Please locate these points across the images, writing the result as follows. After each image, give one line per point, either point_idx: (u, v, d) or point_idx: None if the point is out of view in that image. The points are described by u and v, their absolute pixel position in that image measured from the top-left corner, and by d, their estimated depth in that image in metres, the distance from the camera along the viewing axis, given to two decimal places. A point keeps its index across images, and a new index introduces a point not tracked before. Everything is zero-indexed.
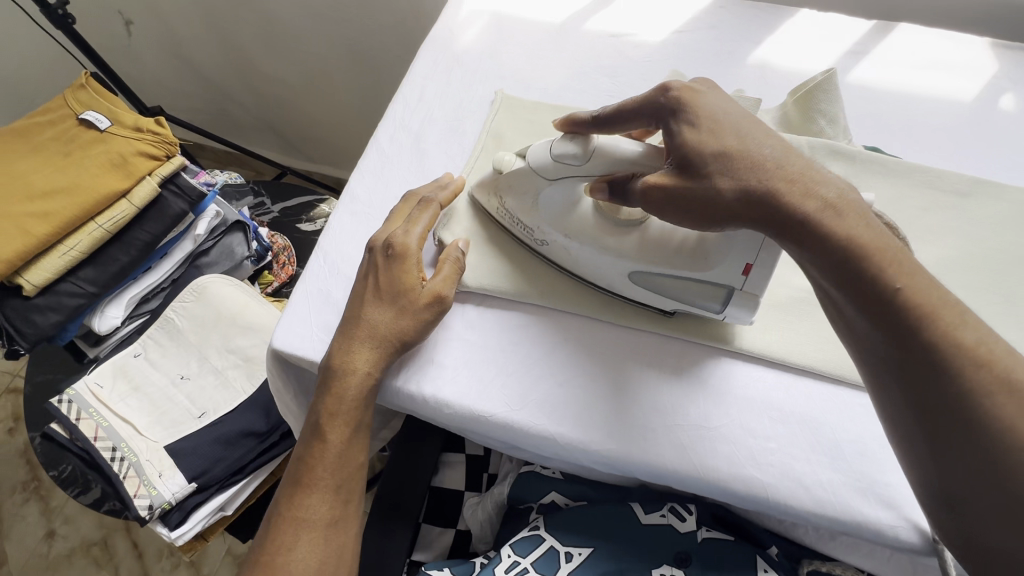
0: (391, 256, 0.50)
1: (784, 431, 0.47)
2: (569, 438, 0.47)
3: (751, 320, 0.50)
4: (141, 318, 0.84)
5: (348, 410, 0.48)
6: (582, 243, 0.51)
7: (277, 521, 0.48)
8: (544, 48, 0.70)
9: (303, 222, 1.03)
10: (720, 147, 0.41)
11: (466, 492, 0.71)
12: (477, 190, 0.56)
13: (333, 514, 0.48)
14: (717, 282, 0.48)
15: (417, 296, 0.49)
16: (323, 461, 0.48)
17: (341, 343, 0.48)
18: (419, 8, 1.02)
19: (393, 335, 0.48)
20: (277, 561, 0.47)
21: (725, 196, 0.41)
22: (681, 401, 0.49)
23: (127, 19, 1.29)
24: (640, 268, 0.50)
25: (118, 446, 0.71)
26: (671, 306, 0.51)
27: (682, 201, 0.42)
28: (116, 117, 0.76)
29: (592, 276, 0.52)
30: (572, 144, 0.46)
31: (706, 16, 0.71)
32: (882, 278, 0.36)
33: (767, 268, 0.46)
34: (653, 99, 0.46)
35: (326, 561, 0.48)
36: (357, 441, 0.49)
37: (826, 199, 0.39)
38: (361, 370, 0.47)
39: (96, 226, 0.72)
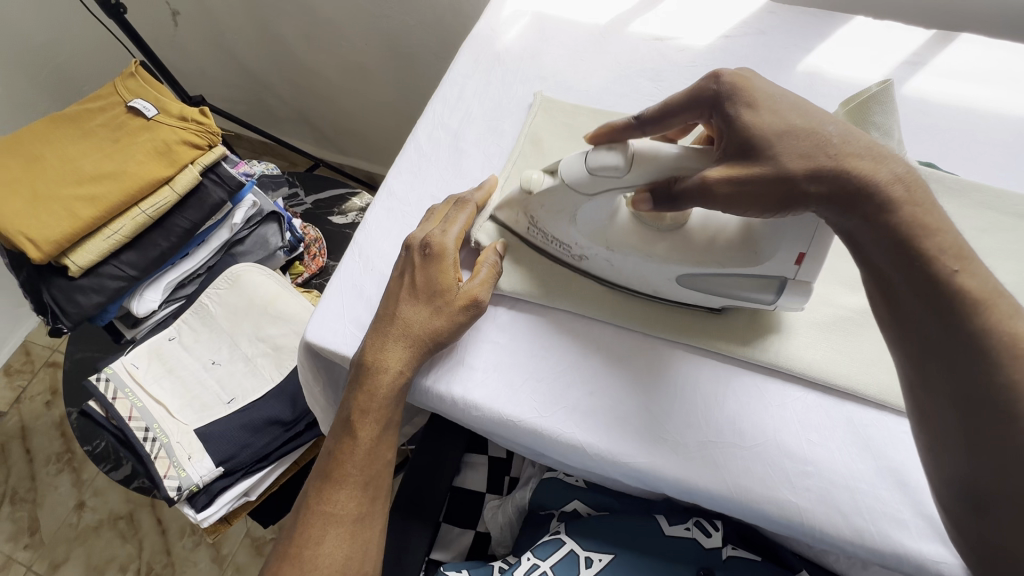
0: (428, 255, 0.49)
1: (823, 454, 0.46)
2: (598, 448, 0.47)
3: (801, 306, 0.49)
4: (177, 302, 0.86)
5: (378, 407, 0.48)
6: (626, 254, 0.49)
7: (307, 514, 0.49)
8: (586, 50, 0.69)
9: (335, 215, 1.04)
10: (784, 125, 0.40)
11: (488, 493, 0.71)
12: (500, 208, 0.54)
13: (360, 510, 0.49)
14: (771, 274, 0.46)
15: (453, 298, 0.49)
16: (353, 458, 0.49)
17: (375, 341, 0.48)
18: (459, 6, 1.02)
19: (425, 333, 0.48)
20: (305, 552, 0.48)
21: (795, 176, 0.39)
22: (714, 416, 0.48)
23: (174, 10, 1.32)
24: (691, 270, 0.48)
25: (150, 427, 0.73)
26: (719, 302, 0.50)
27: (751, 190, 0.40)
28: (162, 106, 0.78)
29: (635, 282, 0.51)
30: (611, 155, 0.44)
31: (755, 21, 0.69)
32: (945, 260, 0.35)
33: (820, 256, 0.45)
34: (704, 87, 0.44)
35: (352, 555, 0.48)
36: (385, 438, 0.50)
37: (896, 174, 0.38)
38: (394, 367, 0.47)
39: (140, 211, 0.74)
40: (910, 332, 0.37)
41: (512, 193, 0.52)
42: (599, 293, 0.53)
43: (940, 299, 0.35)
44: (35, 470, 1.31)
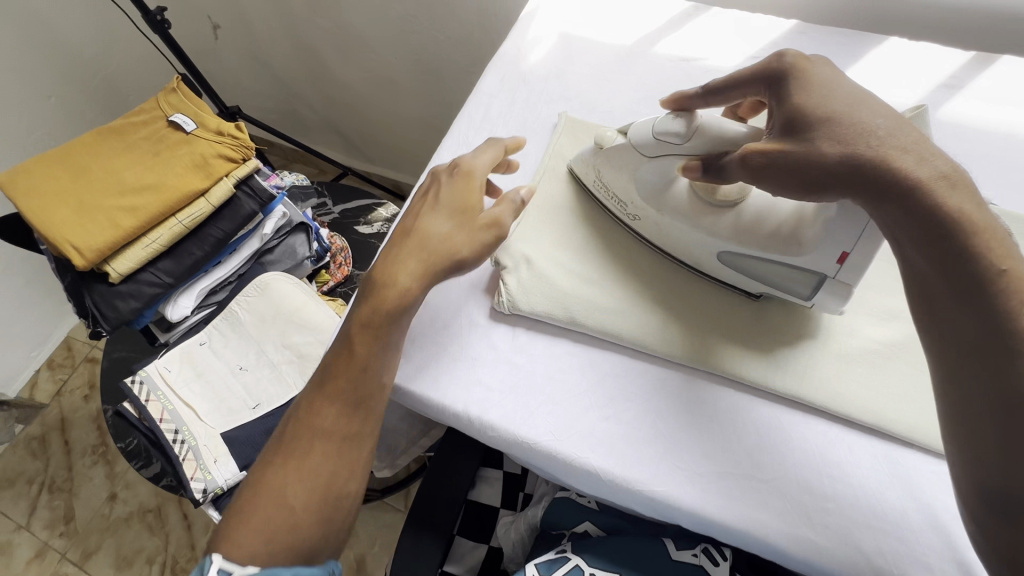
0: (454, 176, 0.52)
1: (844, 492, 0.45)
2: (612, 474, 0.46)
3: (840, 309, 0.49)
4: (208, 308, 0.89)
5: (381, 320, 0.48)
6: (674, 217, 0.52)
7: (295, 422, 0.49)
8: (612, 70, 0.69)
9: (361, 224, 1.07)
10: (829, 113, 0.41)
11: (501, 509, 0.71)
12: (576, 163, 0.59)
13: (346, 429, 0.48)
14: (810, 269, 0.47)
15: (474, 217, 0.50)
16: (348, 371, 0.48)
17: (388, 258, 0.49)
18: (487, 23, 1.04)
19: (438, 250, 0.48)
20: (286, 460, 0.47)
21: (828, 160, 0.40)
22: (731, 447, 0.47)
23: (215, 23, 1.37)
24: (731, 248, 0.50)
25: (180, 429, 0.76)
26: (757, 288, 0.52)
27: (786, 167, 0.41)
28: (200, 120, 0.81)
29: (679, 250, 0.54)
30: (675, 122, 0.48)
31: (785, 42, 0.68)
32: (990, 259, 0.35)
33: (864, 259, 0.45)
34: (768, 65, 0.47)
35: (327, 470, 0.47)
36: (383, 358, 0.48)
37: (940, 170, 0.37)
38: (402, 278, 0.48)
39: (176, 221, 0.77)
40: (942, 330, 0.36)
41: (587, 153, 0.57)
42: (615, 315, 0.52)
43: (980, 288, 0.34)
44: (72, 460, 1.37)
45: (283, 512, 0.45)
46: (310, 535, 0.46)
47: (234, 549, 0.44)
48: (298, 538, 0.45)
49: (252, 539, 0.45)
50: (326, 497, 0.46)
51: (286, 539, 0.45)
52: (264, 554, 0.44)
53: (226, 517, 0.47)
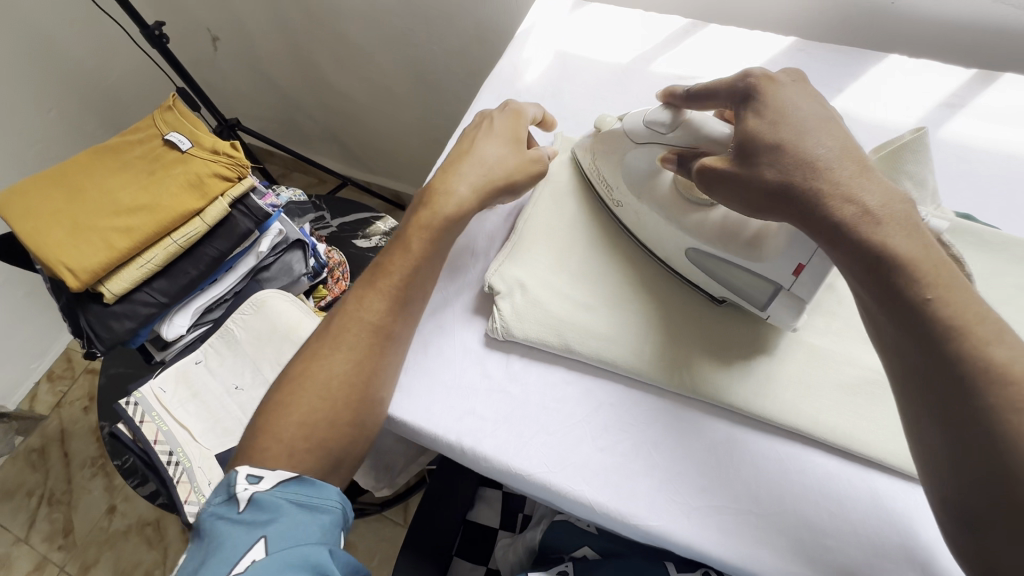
0: (505, 112, 0.58)
1: (844, 527, 0.44)
2: (607, 507, 0.46)
3: (795, 325, 0.49)
4: (204, 326, 0.88)
5: (434, 227, 0.53)
6: (653, 208, 0.53)
7: (343, 312, 0.52)
8: (609, 88, 0.69)
9: (359, 238, 1.07)
10: (775, 139, 0.41)
11: (500, 530, 0.70)
12: (578, 147, 0.60)
13: (390, 325, 0.51)
14: (766, 277, 0.47)
15: (523, 150, 0.56)
16: (398, 267, 0.52)
17: (438, 181, 0.55)
18: (485, 37, 1.03)
19: (487, 179, 0.55)
20: (334, 342, 0.50)
21: (767, 186, 0.41)
22: (728, 481, 0.46)
23: (214, 36, 1.37)
24: (699, 246, 0.50)
25: (174, 451, 0.75)
26: (721, 294, 0.51)
27: (732, 186, 0.43)
28: (195, 139, 0.81)
29: (654, 245, 0.54)
30: (664, 113, 0.50)
31: (783, 60, 0.68)
32: (914, 290, 0.35)
33: (820, 275, 0.45)
34: (732, 83, 0.46)
35: (364, 371, 0.49)
36: (430, 260, 0.53)
37: (867, 206, 0.37)
38: (451, 198, 0.54)
39: (171, 241, 0.77)
40: None
41: (586, 140, 0.58)
42: (620, 325, 0.52)
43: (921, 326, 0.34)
44: (72, 472, 1.37)
45: (321, 405, 0.48)
46: (345, 425, 0.48)
47: (274, 433, 0.47)
48: (332, 434, 0.48)
49: (291, 428, 0.47)
50: (360, 398, 0.48)
51: (321, 433, 0.47)
52: (298, 446, 0.46)
53: (263, 410, 0.49)
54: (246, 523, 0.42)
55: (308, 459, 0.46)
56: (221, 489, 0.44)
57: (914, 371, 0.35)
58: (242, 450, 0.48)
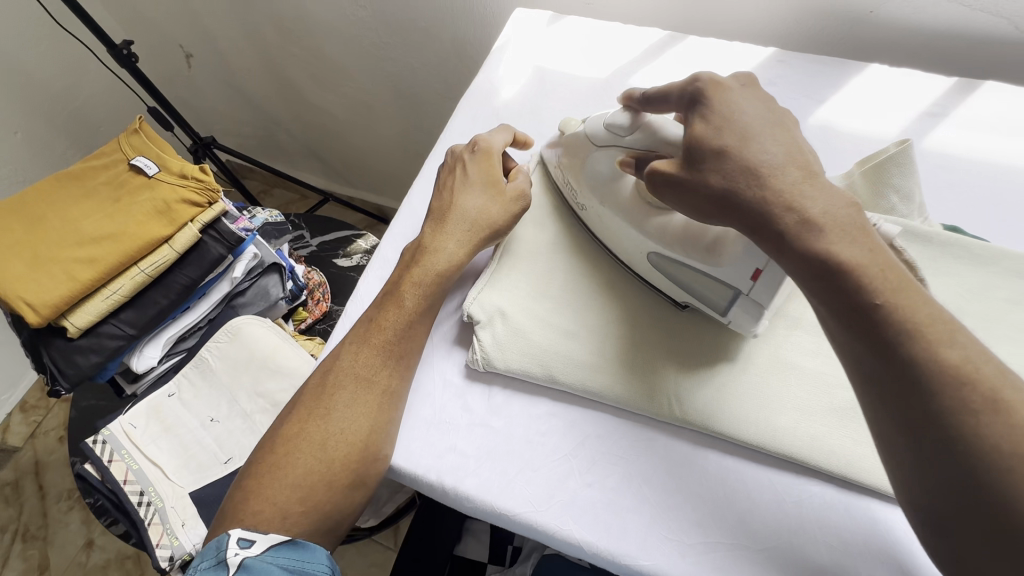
0: (476, 153, 0.56)
1: (843, 560, 0.42)
2: (598, 548, 0.43)
3: (756, 331, 0.47)
4: (177, 356, 0.85)
5: (430, 280, 0.51)
6: (614, 212, 0.52)
7: (335, 369, 0.48)
8: (588, 103, 0.67)
9: (339, 257, 1.04)
10: (719, 144, 0.39)
11: (489, 564, 0.67)
12: (546, 148, 0.60)
13: (389, 382, 0.48)
14: (723, 281, 0.46)
15: (505, 190, 0.54)
16: (394, 321, 0.49)
17: (433, 226, 0.53)
18: (464, 51, 1.02)
19: (480, 222, 0.53)
20: (327, 403, 0.47)
21: (711, 195, 0.39)
22: (722, 514, 0.44)
23: (187, 53, 1.34)
24: (660, 250, 0.49)
25: (145, 490, 0.72)
26: (685, 298, 0.50)
27: (681, 193, 0.42)
28: (163, 163, 0.78)
29: (620, 248, 0.53)
30: (623, 115, 0.50)
31: (764, 71, 0.66)
32: (865, 295, 0.33)
33: (776, 280, 0.44)
34: (685, 87, 0.45)
35: (364, 430, 0.46)
36: (427, 312, 0.51)
37: (811, 212, 0.36)
38: (444, 249, 0.52)
39: (138, 271, 0.73)
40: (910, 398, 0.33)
41: (553, 142, 0.58)
42: (619, 369, 0.49)
43: (869, 331, 0.33)
44: (47, 507, 1.31)
45: (317, 465, 0.45)
46: (344, 489, 0.45)
47: (265, 500, 0.44)
48: (329, 495, 0.45)
49: (285, 491, 0.44)
50: (360, 458, 0.45)
51: (317, 496, 0.44)
52: (293, 511, 0.44)
53: (253, 470, 0.46)
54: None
55: (304, 525, 0.44)
56: (210, 553, 0.42)
57: (869, 376, 0.33)
58: (230, 513, 0.45)
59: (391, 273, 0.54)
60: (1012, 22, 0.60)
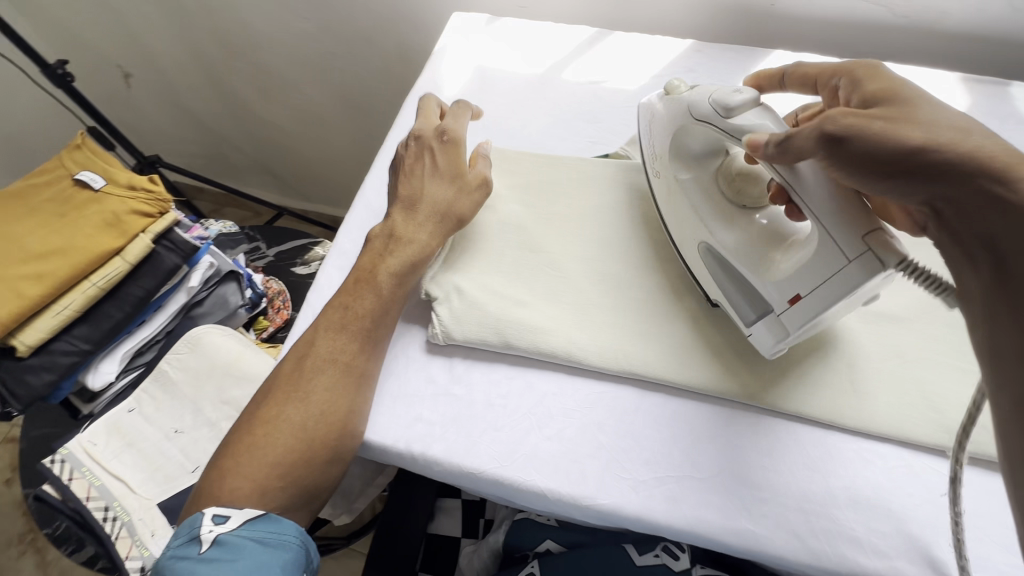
0: (444, 142, 0.58)
1: (778, 480, 0.47)
2: (561, 493, 0.47)
3: (770, 353, 0.49)
4: (136, 371, 0.84)
5: (404, 269, 0.53)
6: (690, 185, 0.55)
7: (311, 354, 0.50)
8: (526, 96, 0.72)
9: (298, 265, 1.05)
10: (938, 116, 0.39)
11: (463, 538, 0.70)
12: (646, 102, 0.60)
13: (365, 364, 0.50)
14: (763, 293, 0.48)
15: (468, 178, 0.57)
16: (368, 306, 0.52)
17: (404, 214, 0.55)
18: (408, 57, 1.06)
19: (442, 208, 0.56)
20: (306, 387, 0.48)
21: (928, 154, 0.37)
22: (669, 449, 0.49)
23: (125, 72, 1.32)
24: (715, 246, 0.51)
25: (111, 506, 0.71)
26: (717, 298, 0.52)
27: (869, 147, 0.39)
28: (110, 176, 0.78)
29: (676, 229, 0.56)
30: (741, 96, 0.49)
31: (683, 60, 0.73)
32: None
33: (809, 312, 0.44)
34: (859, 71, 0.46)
35: (341, 408, 0.48)
36: (399, 300, 0.53)
37: None
38: (416, 239, 0.54)
39: (90, 284, 0.72)
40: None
41: (655, 100, 0.58)
42: (573, 331, 0.53)
43: None
44: None
45: (296, 443, 0.46)
46: (321, 466, 0.47)
47: (241, 476, 0.45)
48: (308, 470, 0.46)
49: (264, 469, 0.45)
50: (337, 435, 0.47)
51: (296, 472, 0.46)
52: (273, 487, 0.45)
53: (229, 450, 0.47)
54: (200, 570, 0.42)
55: (282, 497, 0.46)
56: (186, 529, 0.45)
57: None
58: (206, 492, 0.46)
59: (362, 258, 0.55)
60: (887, 9, 0.69)
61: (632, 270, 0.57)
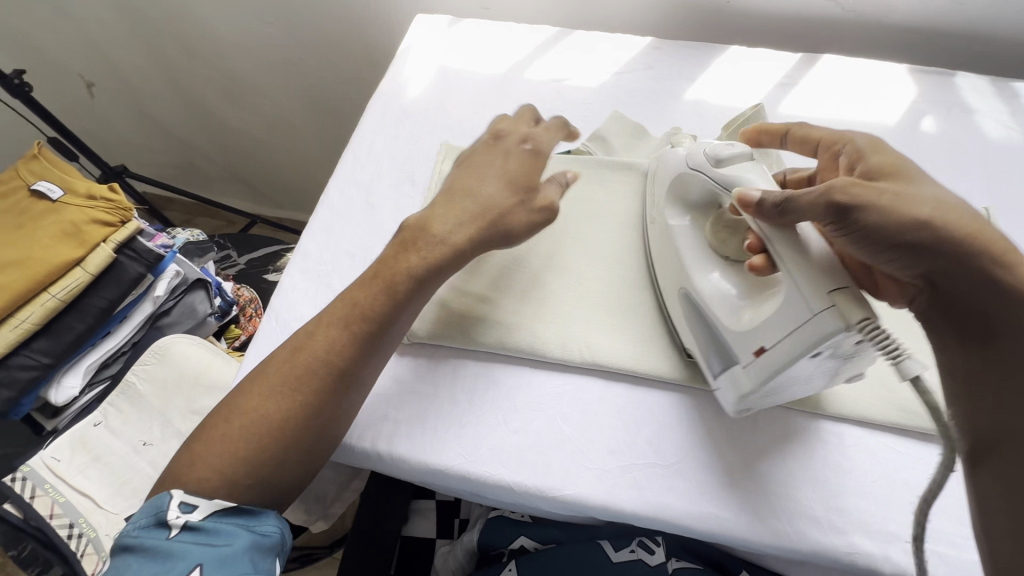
0: (526, 152, 0.56)
1: (738, 463, 0.48)
2: (526, 485, 0.47)
3: (734, 411, 0.47)
4: (102, 384, 0.82)
5: (426, 273, 0.49)
6: (684, 233, 0.52)
7: (312, 352, 0.46)
8: (489, 95, 0.73)
9: (269, 272, 1.04)
10: (940, 199, 0.41)
11: (438, 539, 0.70)
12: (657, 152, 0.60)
13: (362, 371, 0.47)
14: (731, 342, 0.46)
15: (536, 197, 0.53)
16: (382, 307, 0.48)
17: (443, 208, 0.52)
18: (375, 60, 1.06)
19: (490, 214, 0.51)
20: (298, 386, 0.45)
21: (934, 245, 0.39)
22: (633, 437, 0.49)
23: (87, 81, 1.29)
24: (691, 292, 0.49)
25: (76, 522, 0.69)
26: (691, 348, 0.51)
27: (877, 226, 0.40)
28: (68, 186, 0.76)
29: (660, 273, 0.55)
30: (738, 152, 0.49)
31: (642, 57, 0.74)
32: None
33: (768, 368, 0.42)
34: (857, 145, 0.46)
35: (325, 414, 0.46)
36: (411, 306, 0.49)
37: None
38: (444, 240, 0.50)
39: (49, 295, 0.70)
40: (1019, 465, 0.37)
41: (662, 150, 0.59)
42: (538, 325, 0.54)
43: None
44: None
45: (273, 442, 0.44)
46: (294, 468, 0.45)
47: (210, 468, 0.43)
48: (279, 471, 0.44)
49: (235, 463, 0.43)
50: (315, 439, 0.45)
51: (266, 471, 0.44)
52: (239, 483, 0.43)
53: (203, 434, 0.45)
54: (167, 556, 0.40)
55: (249, 493, 0.44)
56: (151, 512, 0.42)
57: None
58: (174, 473, 0.44)
59: (385, 251, 0.51)
60: (837, 3, 0.71)
61: (594, 264, 0.58)
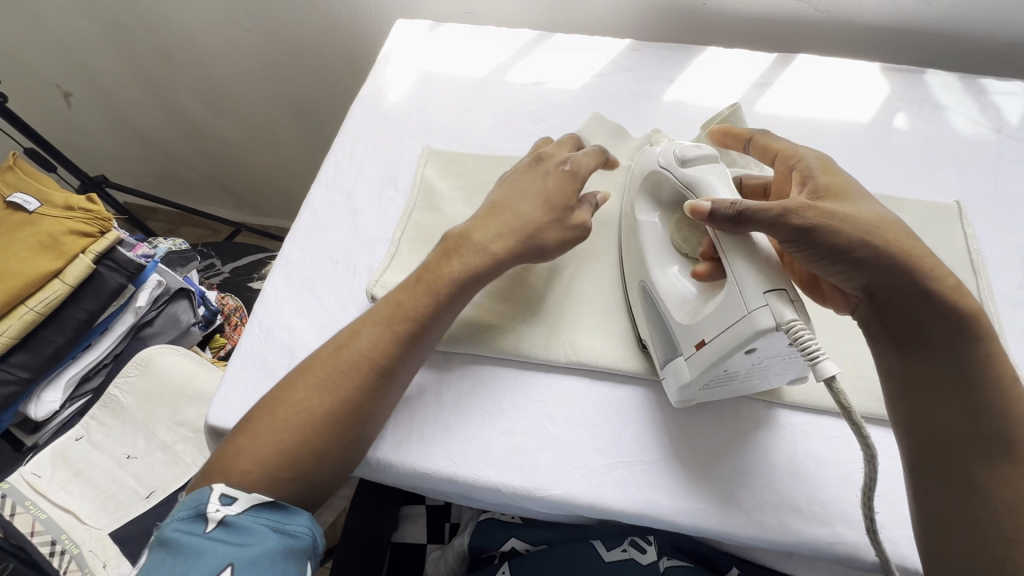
0: (563, 169, 0.54)
1: (723, 458, 0.48)
2: (515, 486, 0.47)
3: (676, 402, 0.48)
4: (83, 398, 0.81)
5: (467, 278, 0.50)
6: (653, 227, 0.53)
7: (355, 349, 0.46)
8: (471, 99, 0.73)
9: (254, 280, 1.03)
10: (882, 218, 0.43)
11: (428, 544, 0.70)
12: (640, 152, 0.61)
13: (400, 370, 0.47)
14: (676, 334, 0.47)
15: (571, 216, 0.53)
16: (425, 308, 0.48)
17: (484, 217, 0.53)
18: (357, 66, 1.06)
19: (526, 228, 0.51)
20: (340, 383, 0.45)
21: (873, 261, 0.41)
22: (619, 435, 0.50)
23: (65, 91, 1.27)
24: (648, 283, 0.51)
25: (58, 539, 0.68)
26: (646, 338, 0.52)
27: (819, 240, 0.41)
28: (45, 197, 0.75)
29: (627, 266, 0.55)
30: (704, 152, 0.50)
31: (622, 59, 0.75)
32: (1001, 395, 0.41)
33: (705, 361, 0.43)
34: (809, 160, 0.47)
35: (365, 412, 0.45)
36: (451, 310, 0.49)
37: (967, 309, 0.41)
38: (483, 246, 0.51)
39: (27, 308, 0.69)
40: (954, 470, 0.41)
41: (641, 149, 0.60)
42: (523, 327, 0.54)
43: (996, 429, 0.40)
44: None
45: (315, 435, 0.43)
46: (333, 465, 0.44)
47: (251, 460, 0.41)
48: (322, 469, 0.43)
49: (276, 457, 0.41)
50: (354, 436, 0.44)
51: (307, 464, 0.42)
52: (281, 478, 0.41)
53: (243, 426, 0.43)
54: (196, 553, 0.37)
55: (287, 486, 0.42)
56: (188, 503, 0.40)
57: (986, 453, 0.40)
58: (211, 466, 0.42)
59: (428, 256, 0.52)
60: (810, 4, 0.73)
61: (577, 265, 0.58)
